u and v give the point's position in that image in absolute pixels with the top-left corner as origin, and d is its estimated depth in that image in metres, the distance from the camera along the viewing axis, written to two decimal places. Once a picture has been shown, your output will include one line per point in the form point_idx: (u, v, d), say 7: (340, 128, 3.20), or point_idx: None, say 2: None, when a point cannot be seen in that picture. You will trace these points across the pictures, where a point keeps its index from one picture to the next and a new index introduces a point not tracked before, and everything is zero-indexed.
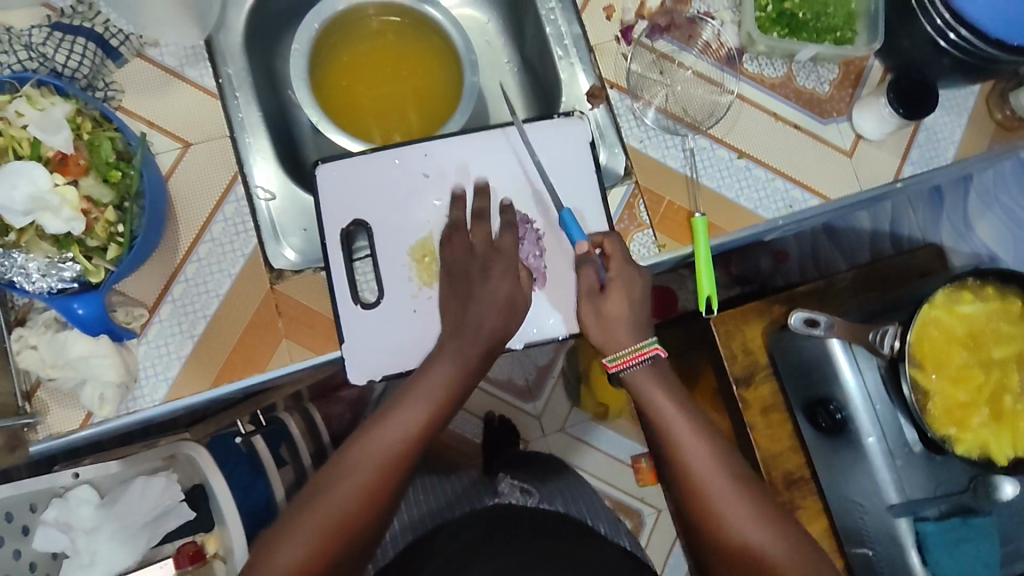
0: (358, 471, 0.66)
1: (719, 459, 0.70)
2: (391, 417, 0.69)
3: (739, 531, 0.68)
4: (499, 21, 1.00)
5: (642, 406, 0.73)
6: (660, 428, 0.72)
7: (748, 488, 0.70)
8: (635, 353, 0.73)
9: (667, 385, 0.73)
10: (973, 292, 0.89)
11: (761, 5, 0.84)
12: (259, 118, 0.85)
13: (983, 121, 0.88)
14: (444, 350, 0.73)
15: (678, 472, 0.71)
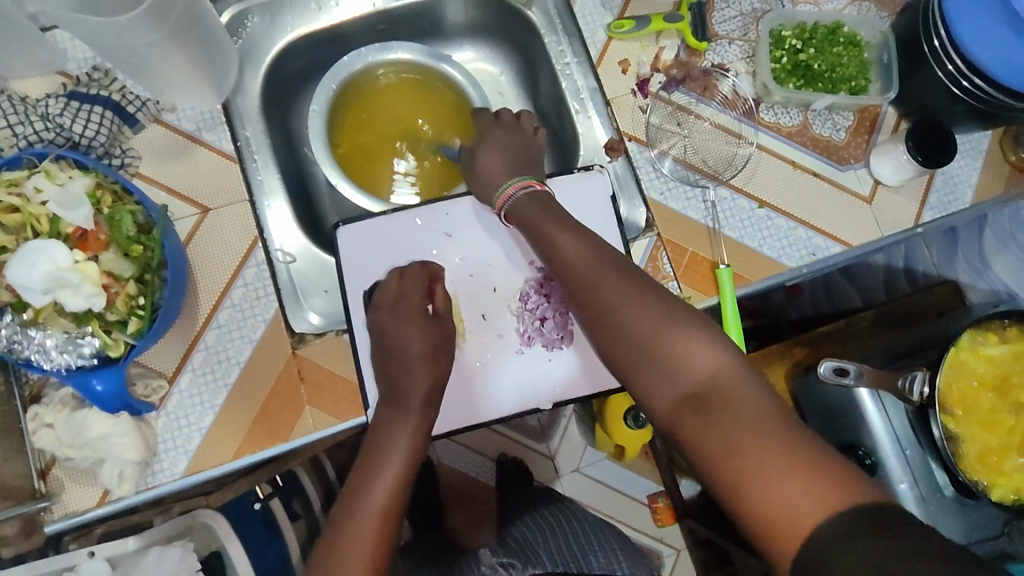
0: (349, 562, 0.58)
1: (639, 292, 0.61)
2: (358, 491, 0.62)
3: (665, 346, 0.57)
4: (513, 73, 1.00)
5: (539, 235, 0.68)
6: (573, 283, 0.64)
7: (672, 313, 0.59)
8: (516, 182, 0.74)
9: (584, 247, 0.65)
10: (999, 334, 0.89)
11: (776, 57, 0.86)
12: (277, 180, 0.84)
13: (997, 163, 0.89)
14: (392, 411, 0.67)
15: (598, 318, 0.61)
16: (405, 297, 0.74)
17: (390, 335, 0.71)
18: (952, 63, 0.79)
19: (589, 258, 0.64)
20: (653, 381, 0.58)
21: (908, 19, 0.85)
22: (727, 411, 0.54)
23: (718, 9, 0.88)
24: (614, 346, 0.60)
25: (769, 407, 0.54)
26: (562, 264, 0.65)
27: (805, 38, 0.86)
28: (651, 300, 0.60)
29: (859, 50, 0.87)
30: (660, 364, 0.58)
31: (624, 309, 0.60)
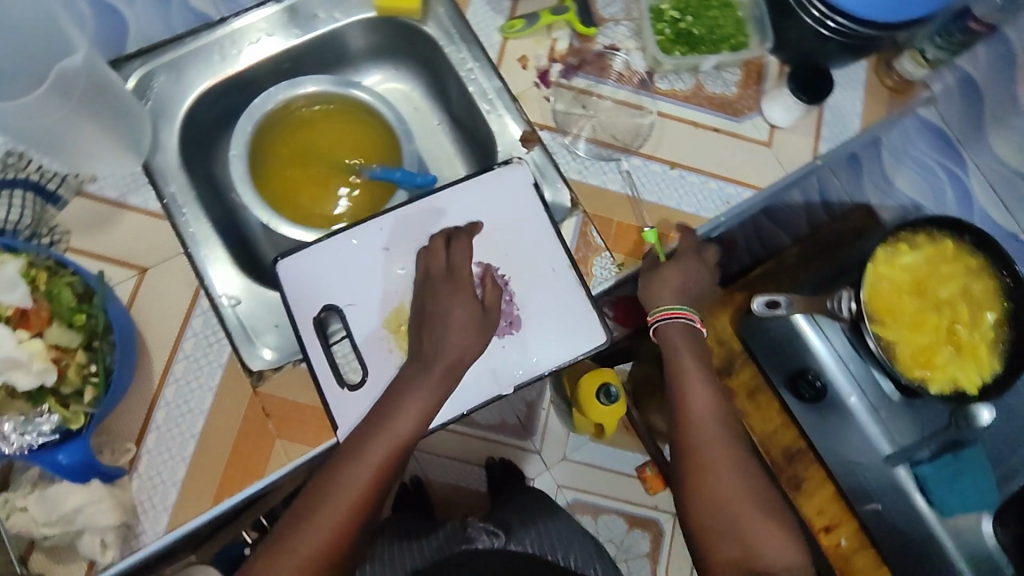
0: (324, 523, 0.70)
1: (731, 450, 0.80)
2: (349, 466, 0.72)
3: (734, 494, 0.77)
4: (423, 88, 1.04)
5: (676, 361, 0.83)
6: (680, 413, 0.82)
7: (758, 501, 0.78)
8: (673, 309, 0.84)
9: (708, 394, 0.83)
10: (908, 243, 0.96)
11: (659, 30, 0.92)
12: (210, 229, 0.85)
13: (876, 89, 0.95)
14: (415, 387, 0.74)
15: (686, 426, 0.82)
16: (457, 276, 0.79)
17: (433, 304, 0.77)
18: (815, 10, 0.87)
19: (711, 405, 0.82)
20: (717, 525, 0.77)
21: None
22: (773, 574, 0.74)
23: None
24: (693, 480, 0.80)
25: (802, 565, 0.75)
26: (681, 394, 0.83)
27: (682, 8, 0.93)
28: (744, 468, 0.79)
29: (733, 11, 0.93)
30: (734, 513, 0.77)
31: (712, 445, 0.80)
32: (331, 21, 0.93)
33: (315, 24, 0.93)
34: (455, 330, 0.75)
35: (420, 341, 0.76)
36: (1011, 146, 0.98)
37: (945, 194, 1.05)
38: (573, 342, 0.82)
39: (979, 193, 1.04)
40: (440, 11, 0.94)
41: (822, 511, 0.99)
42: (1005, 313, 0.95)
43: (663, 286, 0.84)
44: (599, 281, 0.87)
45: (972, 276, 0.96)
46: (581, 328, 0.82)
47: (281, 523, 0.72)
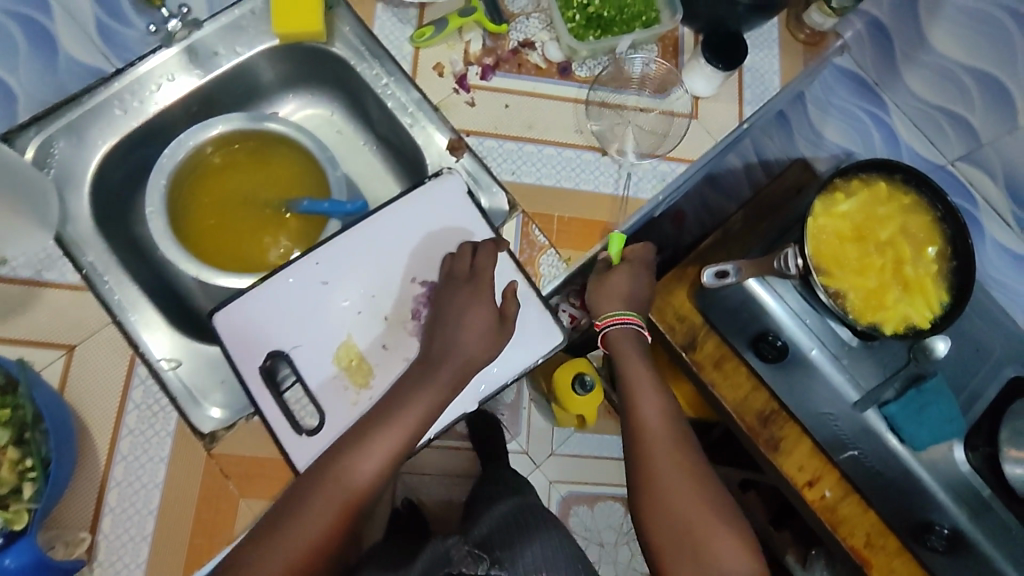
0: (291, 545, 0.66)
1: (686, 470, 0.78)
2: (325, 488, 0.68)
3: (690, 516, 0.75)
4: (344, 109, 1.00)
5: (629, 381, 0.84)
6: (637, 435, 0.81)
7: (716, 511, 0.76)
8: (620, 317, 0.86)
9: (660, 415, 0.82)
10: (843, 191, 0.97)
11: (569, 17, 0.90)
12: (138, 292, 0.81)
13: (791, 45, 0.96)
14: (408, 397, 0.72)
15: (642, 451, 0.80)
16: (476, 272, 0.77)
17: (448, 307, 0.76)
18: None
19: (661, 425, 0.82)
20: (675, 547, 0.74)
21: None
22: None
23: None
24: (648, 505, 0.78)
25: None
26: (637, 417, 0.82)
27: None
28: (700, 486, 0.77)
29: None
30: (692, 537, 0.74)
31: (667, 466, 0.78)
32: (235, 56, 0.90)
33: (217, 62, 0.89)
34: (472, 333, 0.74)
35: (445, 351, 0.73)
36: (921, 77, 0.94)
37: (873, 137, 1.05)
38: (532, 347, 0.80)
39: (901, 128, 1.01)
40: (344, 30, 0.91)
41: (802, 467, 1.02)
42: (945, 246, 0.97)
43: (612, 292, 0.86)
44: (547, 280, 0.85)
45: (908, 213, 0.98)
46: (537, 331, 0.80)
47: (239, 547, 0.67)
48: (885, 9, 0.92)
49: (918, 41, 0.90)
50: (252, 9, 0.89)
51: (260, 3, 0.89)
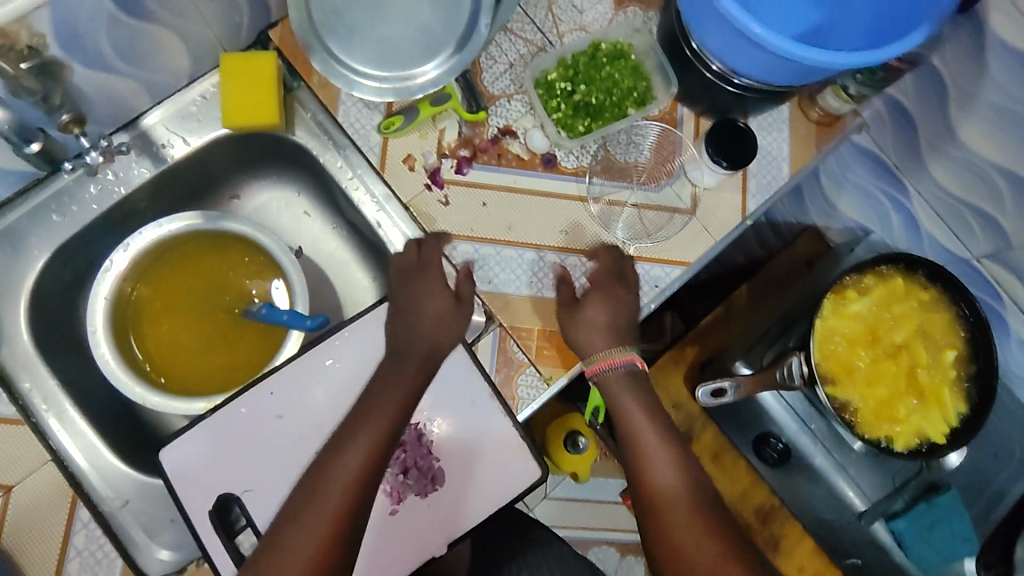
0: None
1: (691, 500, 0.66)
2: (307, 508, 0.62)
3: (703, 553, 0.62)
4: (312, 191, 0.91)
5: (618, 408, 0.73)
6: (638, 470, 0.69)
7: (728, 540, 0.63)
8: (614, 355, 0.73)
9: (657, 441, 0.70)
10: (856, 288, 0.89)
11: (553, 106, 0.82)
12: (80, 420, 0.75)
13: (803, 130, 0.86)
14: (378, 402, 0.69)
15: (646, 485, 0.68)
16: (425, 260, 0.76)
17: (409, 299, 0.74)
18: (712, 64, 0.75)
19: (659, 449, 0.70)
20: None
21: (665, 18, 0.82)
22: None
23: (487, 67, 0.82)
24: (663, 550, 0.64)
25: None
26: (635, 446, 0.71)
27: (572, 76, 0.81)
28: (708, 516, 0.65)
29: (627, 59, 0.82)
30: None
31: (673, 495, 0.66)
32: (184, 146, 0.81)
33: (165, 155, 0.80)
34: (432, 318, 0.73)
35: (408, 342, 0.73)
36: (947, 171, 0.84)
37: (890, 220, 0.98)
38: (507, 484, 0.73)
39: (923, 216, 0.92)
40: (307, 114, 0.82)
41: (801, 569, 0.95)
42: (964, 347, 0.89)
43: (591, 329, 0.74)
44: (525, 404, 0.78)
45: (925, 311, 0.90)
46: (512, 468, 0.74)
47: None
48: (909, 89, 0.82)
49: (946, 134, 0.81)
50: (202, 94, 0.81)
51: (212, 88, 0.81)
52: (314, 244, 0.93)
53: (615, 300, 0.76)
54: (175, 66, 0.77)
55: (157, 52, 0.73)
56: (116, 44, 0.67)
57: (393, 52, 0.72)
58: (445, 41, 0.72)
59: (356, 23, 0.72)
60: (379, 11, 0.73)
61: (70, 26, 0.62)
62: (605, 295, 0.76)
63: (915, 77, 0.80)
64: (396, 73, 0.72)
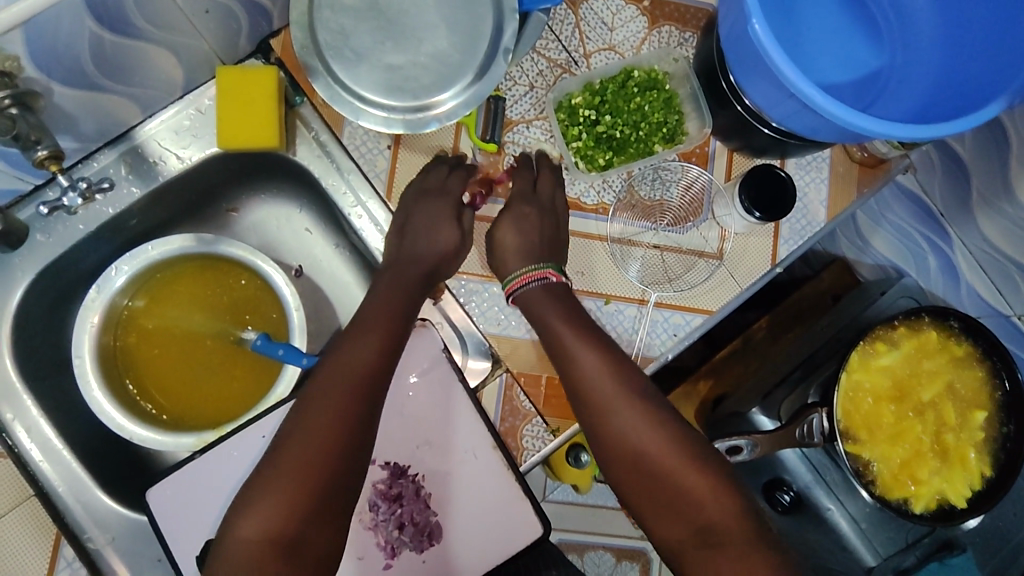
0: (290, 480, 0.56)
1: (642, 414, 0.63)
2: (310, 415, 0.59)
3: (658, 468, 0.61)
4: (313, 208, 0.83)
5: (542, 322, 0.68)
6: (583, 398, 0.65)
7: (683, 447, 0.62)
8: (531, 270, 0.69)
9: (604, 367, 0.65)
10: (886, 340, 0.84)
11: (573, 134, 0.75)
12: (65, 453, 0.72)
13: (845, 172, 0.80)
14: (369, 314, 0.66)
15: (594, 412, 0.64)
16: (448, 186, 0.72)
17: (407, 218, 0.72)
18: (746, 101, 0.68)
19: (606, 374, 0.65)
20: (660, 505, 0.61)
21: (704, 44, 0.75)
22: (722, 551, 0.57)
23: (506, 89, 0.76)
24: (620, 471, 0.63)
25: (751, 535, 0.58)
26: (575, 376, 0.65)
27: (597, 104, 0.75)
28: (662, 432, 0.62)
29: (660, 88, 0.75)
30: (670, 487, 0.61)
31: (623, 420, 0.63)
32: (180, 162, 0.75)
33: (156, 173, 0.75)
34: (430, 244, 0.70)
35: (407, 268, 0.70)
36: (997, 227, 0.85)
37: (927, 263, 0.95)
38: (506, 542, 0.71)
39: (966, 270, 0.92)
40: (310, 133, 0.76)
41: None
42: (994, 410, 0.84)
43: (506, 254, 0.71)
44: (529, 456, 0.74)
45: (958, 366, 0.85)
46: (513, 524, 0.71)
47: (230, 511, 0.57)
48: (966, 147, 0.84)
49: (1002, 191, 0.81)
50: (198, 108, 0.75)
51: (208, 101, 0.75)
52: (314, 261, 0.85)
53: (525, 221, 0.71)
54: (170, 78, 0.71)
55: (146, 67, 0.67)
56: (99, 61, 0.61)
57: (404, 80, 0.66)
58: (462, 69, 0.66)
59: (365, 46, 0.66)
60: (390, 33, 0.66)
61: (47, 48, 0.56)
62: (521, 216, 0.71)
63: (975, 134, 0.83)
64: (408, 103, 0.66)
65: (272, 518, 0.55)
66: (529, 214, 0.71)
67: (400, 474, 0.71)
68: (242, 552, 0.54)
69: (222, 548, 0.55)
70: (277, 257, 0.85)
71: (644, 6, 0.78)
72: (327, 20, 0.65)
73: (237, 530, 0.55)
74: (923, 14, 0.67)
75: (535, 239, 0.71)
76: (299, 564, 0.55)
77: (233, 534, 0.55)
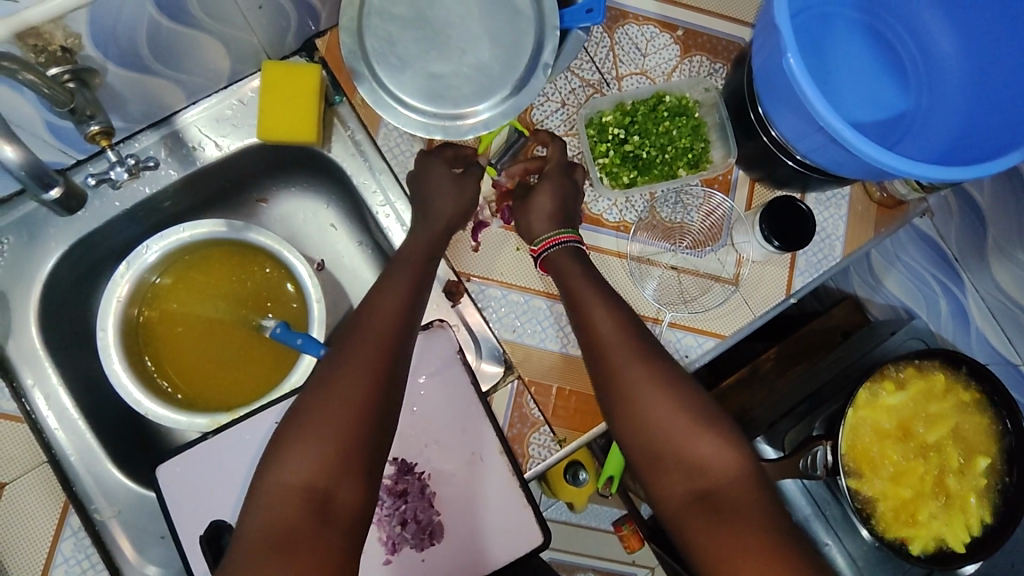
0: (323, 434, 0.55)
1: (655, 382, 0.63)
2: (339, 371, 0.58)
3: (672, 435, 0.61)
4: (340, 204, 0.85)
5: (566, 286, 0.70)
6: (604, 365, 0.65)
7: (694, 414, 0.62)
8: (556, 235, 0.71)
9: (617, 331, 0.66)
10: (894, 380, 0.84)
11: (601, 151, 0.77)
12: (80, 423, 0.73)
13: (863, 210, 0.81)
14: (395, 278, 0.66)
15: (611, 373, 0.65)
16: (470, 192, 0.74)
17: (422, 179, 0.72)
18: (772, 132, 0.69)
19: (623, 335, 0.66)
20: (667, 468, 0.61)
21: (734, 75, 0.77)
22: (723, 514, 0.58)
23: (538, 104, 0.78)
24: (634, 439, 0.63)
25: (756, 504, 0.58)
26: (592, 335, 0.67)
27: (627, 123, 0.76)
28: (675, 397, 0.63)
29: (690, 115, 0.77)
30: (680, 454, 0.61)
31: (637, 383, 0.63)
32: (219, 150, 0.78)
33: (195, 158, 0.77)
34: (439, 205, 0.71)
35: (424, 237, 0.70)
36: (1011, 275, 0.87)
37: (938, 306, 0.96)
38: (504, 547, 0.71)
39: (976, 313, 0.93)
40: (346, 131, 0.78)
41: None
42: (997, 457, 0.85)
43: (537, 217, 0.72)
44: (534, 464, 0.75)
45: (964, 412, 0.85)
46: (513, 530, 0.72)
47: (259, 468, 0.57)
48: (985, 192, 0.88)
49: (1016, 239, 0.84)
50: (241, 99, 0.77)
51: (250, 93, 0.77)
52: (336, 257, 0.87)
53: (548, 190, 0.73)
54: (217, 69, 0.73)
55: (197, 56, 0.69)
56: (155, 47, 0.64)
57: (445, 88, 0.68)
58: (501, 82, 0.69)
59: (409, 53, 0.68)
60: (434, 43, 0.68)
61: (109, 31, 0.58)
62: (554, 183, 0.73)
63: (994, 182, 0.86)
64: (446, 110, 0.68)
65: (307, 471, 0.54)
66: (559, 181, 0.73)
67: (407, 471, 0.72)
68: (277, 505, 0.53)
69: (254, 501, 0.55)
70: (301, 250, 0.87)
71: (677, 35, 0.81)
72: (375, 26, 0.68)
73: (270, 481, 0.55)
74: (952, 60, 0.68)
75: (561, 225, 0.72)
76: (333, 520, 0.54)
77: (267, 485, 0.55)
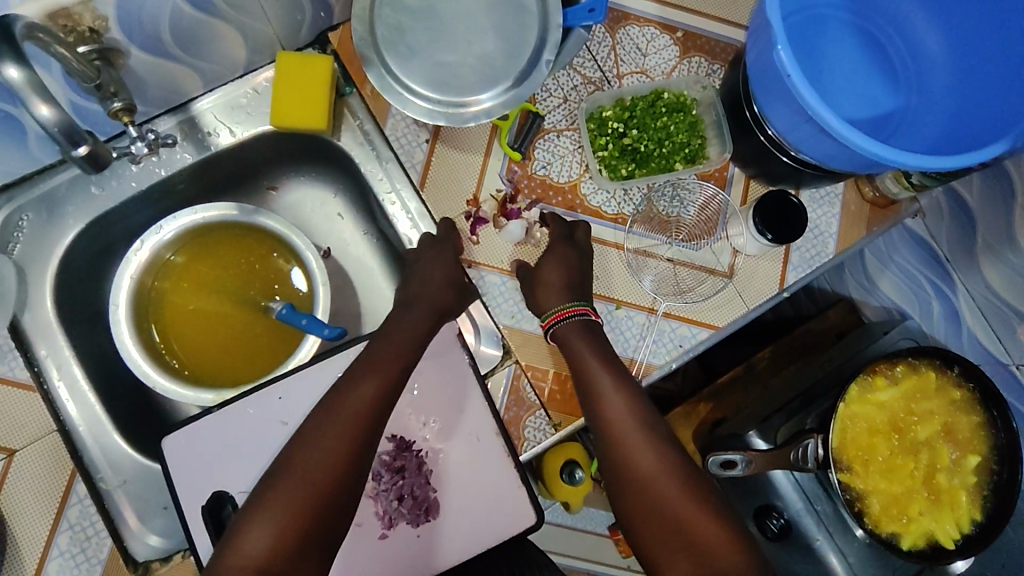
0: (289, 504, 0.56)
1: (664, 464, 0.64)
2: (311, 446, 0.60)
3: (675, 509, 0.62)
4: (347, 193, 0.88)
5: (574, 359, 0.71)
6: (609, 434, 0.67)
7: (695, 492, 0.63)
8: (566, 308, 0.72)
9: (625, 404, 0.68)
10: (886, 377, 0.86)
11: (600, 144, 0.80)
12: (90, 394, 0.76)
13: (856, 209, 0.83)
14: (378, 348, 0.68)
15: (615, 453, 0.66)
16: None
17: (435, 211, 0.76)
18: (769, 129, 0.72)
19: (630, 412, 0.68)
20: (672, 551, 0.61)
21: (731, 74, 0.80)
22: None
23: (541, 99, 0.81)
24: (636, 510, 0.63)
25: None
26: (603, 414, 0.68)
27: (626, 118, 0.79)
28: (684, 483, 0.63)
29: (687, 112, 0.80)
30: (683, 532, 0.61)
31: (646, 467, 0.64)
32: (232, 137, 0.80)
33: (209, 143, 0.80)
34: None
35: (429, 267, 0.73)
36: (999, 274, 0.89)
37: (931, 308, 0.99)
38: (499, 525, 0.73)
39: (966, 313, 0.95)
40: (356, 122, 0.81)
41: None
42: (989, 456, 0.85)
43: None
44: (530, 446, 0.77)
45: (956, 410, 0.86)
46: (508, 506, 0.73)
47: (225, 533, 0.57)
48: (973, 195, 0.89)
49: (1005, 240, 0.86)
50: (254, 88, 0.81)
51: (263, 83, 0.81)
52: (342, 245, 0.90)
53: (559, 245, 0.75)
54: (233, 58, 0.76)
55: (215, 43, 0.72)
56: (177, 33, 0.67)
57: (450, 78, 0.71)
58: (505, 74, 0.72)
59: (418, 43, 0.71)
60: (442, 35, 0.72)
61: (134, 17, 0.62)
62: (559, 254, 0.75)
63: (982, 180, 0.88)
64: (450, 99, 0.71)
65: (268, 538, 0.55)
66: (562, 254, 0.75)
67: (405, 448, 0.74)
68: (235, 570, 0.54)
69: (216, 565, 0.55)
70: (308, 237, 0.90)
71: (677, 36, 0.84)
72: (386, 16, 0.71)
73: (237, 544, 0.55)
74: (941, 60, 0.71)
75: (572, 298, 0.73)
76: None
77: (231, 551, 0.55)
